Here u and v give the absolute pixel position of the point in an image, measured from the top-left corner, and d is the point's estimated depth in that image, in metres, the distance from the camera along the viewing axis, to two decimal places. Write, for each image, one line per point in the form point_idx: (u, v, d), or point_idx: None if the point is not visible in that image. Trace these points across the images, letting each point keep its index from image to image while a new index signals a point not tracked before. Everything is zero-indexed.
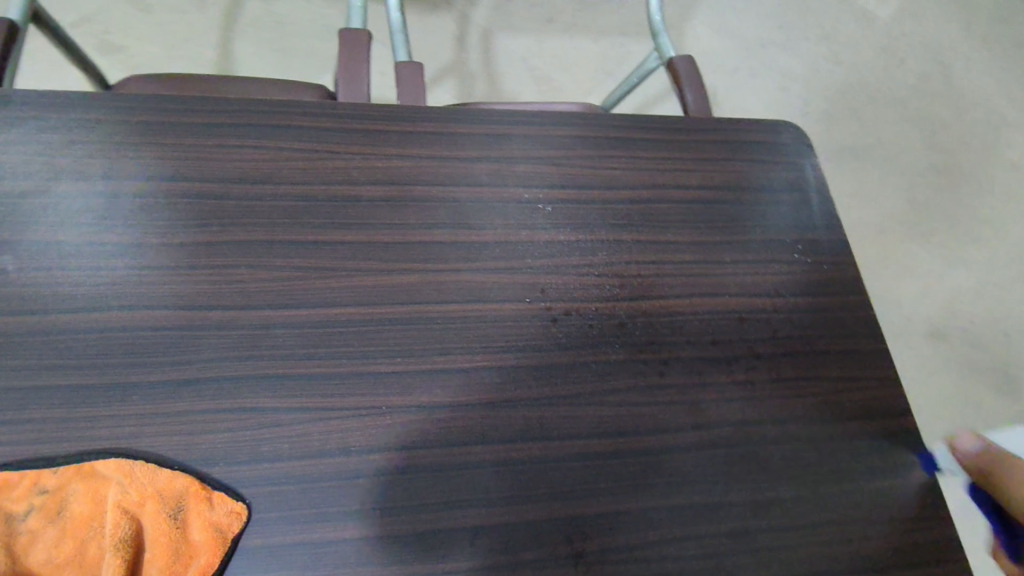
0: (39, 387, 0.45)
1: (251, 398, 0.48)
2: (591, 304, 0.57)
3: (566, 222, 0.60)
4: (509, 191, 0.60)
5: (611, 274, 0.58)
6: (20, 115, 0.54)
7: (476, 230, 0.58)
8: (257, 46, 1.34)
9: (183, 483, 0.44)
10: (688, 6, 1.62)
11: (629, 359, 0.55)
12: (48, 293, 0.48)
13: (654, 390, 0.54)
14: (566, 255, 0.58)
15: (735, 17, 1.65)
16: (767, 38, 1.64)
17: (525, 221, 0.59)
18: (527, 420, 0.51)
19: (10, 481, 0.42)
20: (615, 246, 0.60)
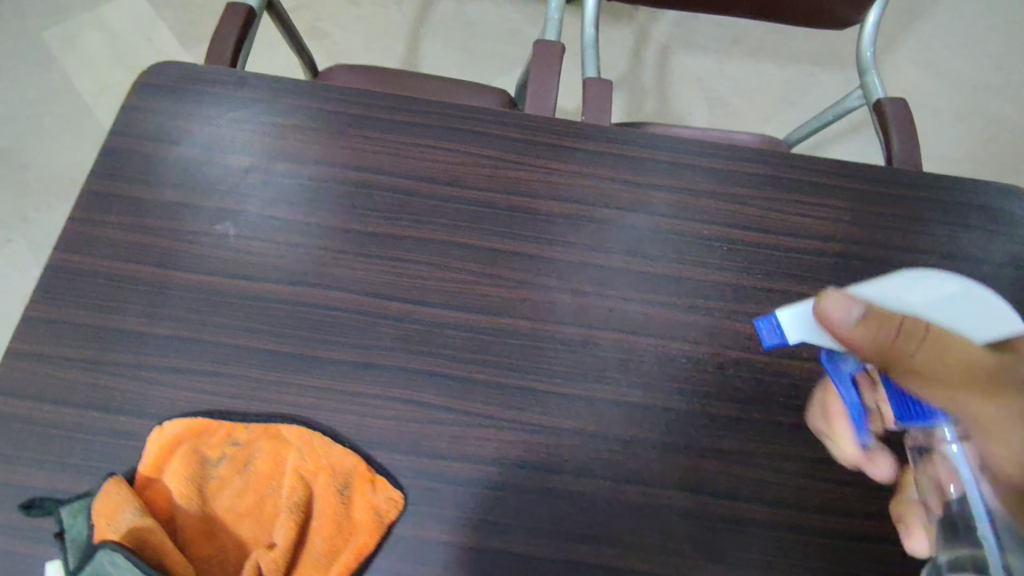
0: (241, 348, 0.50)
1: (418, 394, 0.50)
2: (765, 358, 0.53)
3: (746, 266, 0.57)
4: (686, 223, 0.58)
5: None
6: (255, 99, 0.60)
7: (648, 259, 0.57)
8: (440, 43, 1.42)
9: (353, 462, 0.46)
10: (887, 38, 1.49)
11: (797, 425, 0.50)
12: (258, 263, 0.53)
13: (822, 464, 0.49)
14: (742, 299, 0.55)
15: (942, 54, 1.48)
16: (977, 81, 1.46)
17: (702, 259, 0.57)
18: (675, 467, 0.49)
19: (210, 429, 0.46)
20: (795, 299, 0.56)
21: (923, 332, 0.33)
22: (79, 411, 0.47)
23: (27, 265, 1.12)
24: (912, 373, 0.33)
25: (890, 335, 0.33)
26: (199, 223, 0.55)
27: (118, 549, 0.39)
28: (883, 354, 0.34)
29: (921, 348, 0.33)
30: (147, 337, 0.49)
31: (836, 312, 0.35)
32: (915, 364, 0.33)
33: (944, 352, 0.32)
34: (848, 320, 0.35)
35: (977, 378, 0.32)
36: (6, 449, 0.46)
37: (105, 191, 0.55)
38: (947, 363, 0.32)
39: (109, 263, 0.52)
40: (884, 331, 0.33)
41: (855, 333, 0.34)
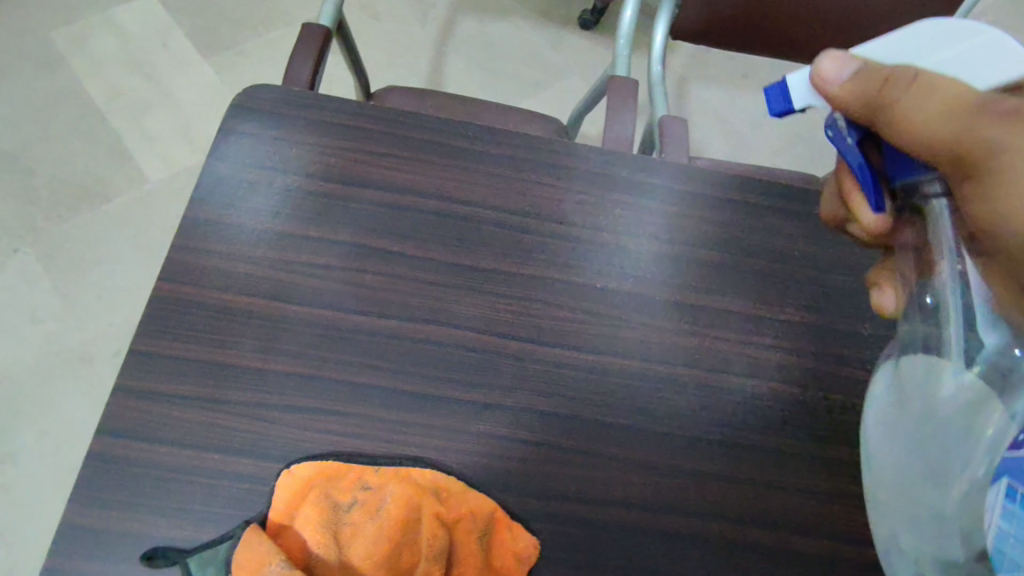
0: (363, 388, 0.48)
1: (545, 436, 0.49)
2: None
3: (858, 311, 0.55)
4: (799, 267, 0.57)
5: None
6: (350, 124, 0.58)
7: (761, 302, 0.55)
8: (464, 64, 1.41)
9: (492, 506, 0.46)
10: None
11: None
12: (372, 297, 0.52)
13: None
14: (857, 346, 0.54)
15: None
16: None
17: (816, 304, 0.55)
18: (797, 511, 0.49)
19: (341, 472, 0.45)
20: None
21: (908, 74, 0.33)
22: (198, 453, 0.45)
23: (36, 277, 1.06)
24: (890, 110, 0.33)
25: (876, 89, 0.34)
26: (306, 253, 0.53)
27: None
28: (867, 102, 0.35)
29: (901, 87, 0.33)
30: (266, 374, 0.48)
31: (828, 70, 0.36)
32: (894, 104, 0.33)
33: (922, 86, 0.32)
34: (838, 79, 0.35)
35: (944, 111, 0.32)
36: (125, 496, 0.44)
37: (204, 217, 0.53)
38: (928, 93, 0.32)
39: (218, 295, 0.50)
40: (866, 84, 0.34)
41: (841, 90, 0.35)
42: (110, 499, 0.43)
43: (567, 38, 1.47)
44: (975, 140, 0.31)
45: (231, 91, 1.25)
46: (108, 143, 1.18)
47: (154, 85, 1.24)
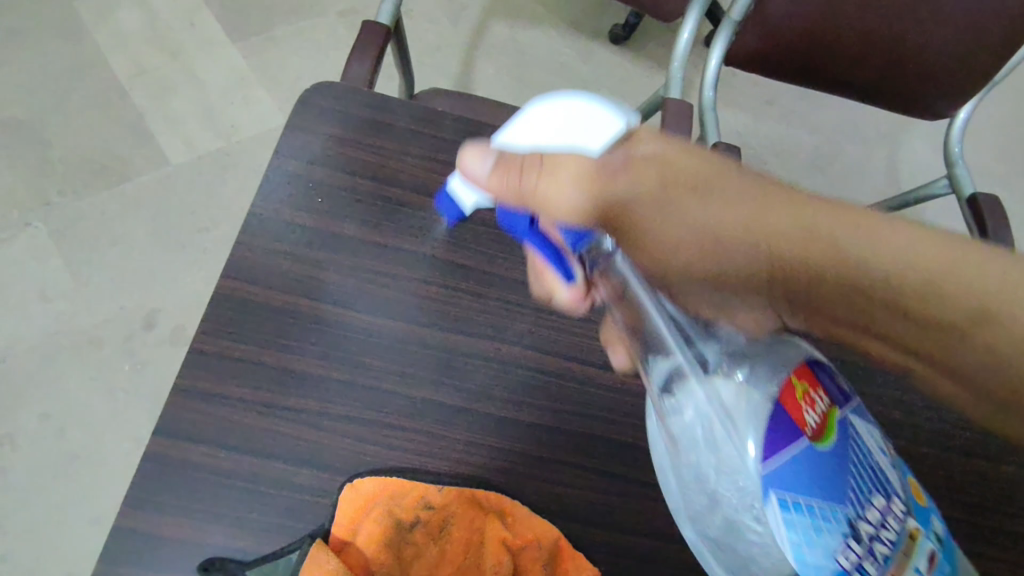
0: (427, 402, 0.47)
1: (607, 464, 0.48)
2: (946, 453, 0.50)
3: None
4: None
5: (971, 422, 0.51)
6: (417, 128, 0.57)
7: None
8: (494, 67, 1.41)
9: (556, 535, 0.44)
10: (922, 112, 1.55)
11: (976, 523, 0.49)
12: (435, 309, 0.51)
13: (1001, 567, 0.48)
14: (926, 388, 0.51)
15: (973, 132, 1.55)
16: (1007, 157, 1.50)
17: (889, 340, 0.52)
18: None
19: (404, 488, 0.43)
20: None
21: (534, 162, 0.37)
22: (259, 460, 0.43)
23: (47, 254, 1.03)
24: (534, 197, 0.37)
25: (519, 180, 0.37)
26: (371, 259, 0.51)
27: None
28: (514, 194, 0.38)
29: (535, 172, 0.37)
30: (330, 382, 0.46)
31: (472, 168, 0.39)
32: (537, 190, 0.37)
33: (551, 166, 0.37)
34: (487, 174, 0.38)
35: (573, 173, 0.37)
36: (180, 500, 0.41)
37: (270, 214, 0.51)
38: (554, 174, 0.37)
39: (283, 297, 0.49)
40: (508, 178, 0.37)
41: (491, 182, 0.38)
42: (166, 501, 0.41)
43: (598, 51, 1.47)
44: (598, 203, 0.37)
45: (258, 77, 1.23)
46: (129, 121, 1.15)
47: (179, 65, 1.22)
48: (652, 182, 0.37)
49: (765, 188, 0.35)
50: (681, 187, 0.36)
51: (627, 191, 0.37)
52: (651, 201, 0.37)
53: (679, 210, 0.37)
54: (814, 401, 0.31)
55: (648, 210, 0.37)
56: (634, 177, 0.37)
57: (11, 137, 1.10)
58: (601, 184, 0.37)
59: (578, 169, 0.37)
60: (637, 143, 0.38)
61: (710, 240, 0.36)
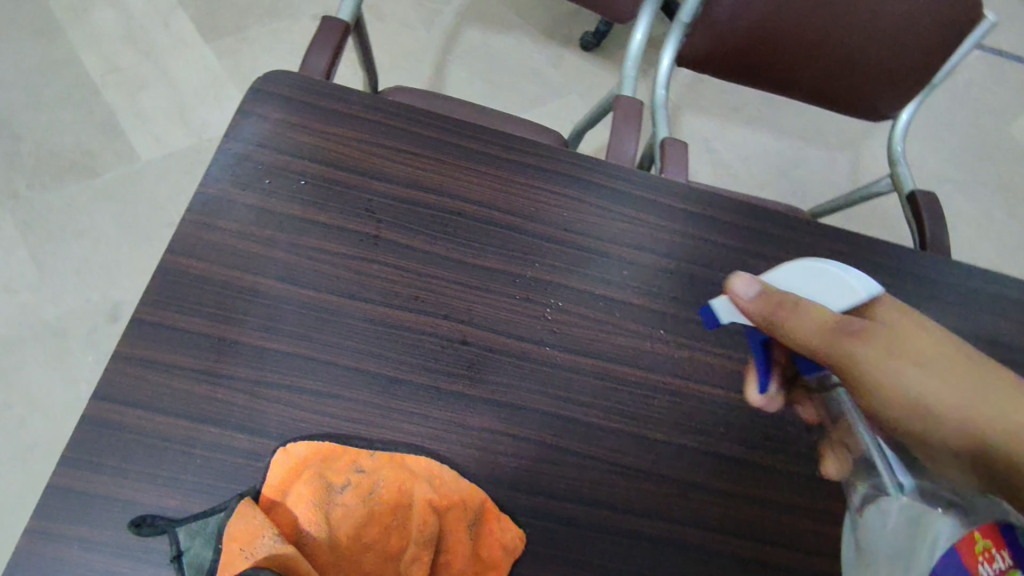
0: (362, 373, 0.49)
1: (538, 433, 0.50)
2: None
3: None
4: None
5: None
6: (365, 115, 0.59)
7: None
8: (466, 71, 1.44)
9: (481, 499, 0.46)
10: None
11: None
12: (373, 285, 0.53)
13: None
14: None
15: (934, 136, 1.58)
16: (961, 164, 1.56)
17: None
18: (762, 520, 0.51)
19: (336, 453, 0.45)
20: None
21: (789, 298, 0.38)
22: (194, 424, 0.44)
23: (13, 246, 1.04)
24: (781, 321, 0.37)
25: (771, 309, 0.38)
26: (314, 238, 0.53)
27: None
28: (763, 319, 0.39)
29: (786, 304, 0.38)
30: (268, 352, 0.48)
31: (737, 288, 0.39)
32: (784, 320, 0.37)
33: (799, 303, 0.37)
34: (750, 298, 0.39)
35: (818, 317, 0.36)
36: (114, 461, 0.42)
37: (217, 193, 0.53)
38: (803, 311, 0.37)
39: (226, 271, 0.50)
40: (767, 303, 0.38)
41: (749, 305, 0.39)
42: (101, 462, 0.42)
43: (568, 57, 1.51)
44: (835, 350, 0.36)
45: (232, 77, 1.25)
46: (100, 117, 1.16)
47: (153, 64, 1.23)
48: (890, 342, 0.36)
49: (988, 375, 0.35)
50: (910, 352, 0.35)
51: (865, 345, 0.35)
52: (881, 358, 0.35)
53: (903, 366, 0.35)
54: (994, 557, 0.28)
55: (876, 364, 0.35)
56: (869, 333, 0.36)
57: None
58: (842, 330, 0.36)
59: (825, 314, 0.36)
60: (890, 310, 0.37)
61: (921, 405, 0.35)
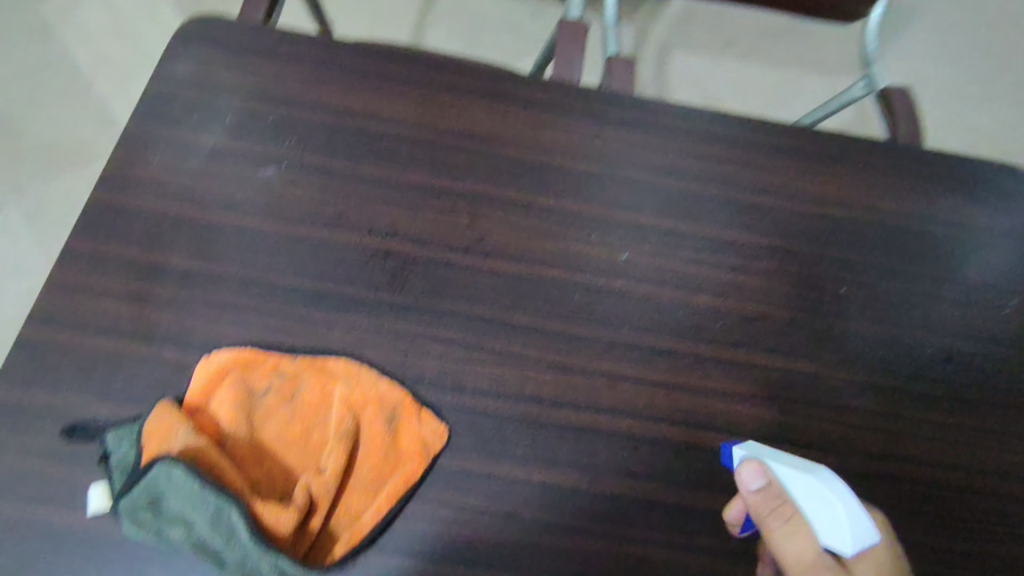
0: (285, 287, 0.50)
1: (463, 335, 0.51)
2: (785, 312, 0.56)
3: (765, 229, 0.59)
4: (725, 190, 0.60)
5: (801, 284, 0.57)
6: (290, 48, 0.60)
7: (679, 217, 0.59)
8: (446, 31, 1.43)
9: (400, 395, 0.47)
10: (891, 31, 1.50)
11: (813, 371, 0.54)
12: (297, 206, 0.54)
13: (832, 401, 0.53)
14: (757, 258, 0.58)
15: (945, 49, 1.49)
16: (974, 77, 1.47)
17: (727, 217, 0.59)
18: (696, 408, 0.51)
19: (258, 359, 0.47)
20: (813, 259, 0.58)
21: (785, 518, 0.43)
22: (124, 341, 0.47)
23: (20, 233, 1.10)
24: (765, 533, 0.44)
25: (768, 518, 0.43)
26: (239, 166, 0.55)
27: (176, 463, 0.39)
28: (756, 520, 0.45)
29: (782, 519, 0.43)
30: (194, 273, 0.50)
31: (745, 477, 0.44)
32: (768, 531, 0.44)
33: (793, 527, 0.43)
34: (752, 490, 0.44)
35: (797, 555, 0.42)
36: (50, 377, 0.45)
37: (145, 131, 0.55)
38: (793, 540, 0.43)
39: (154, 203, 0.52)
40: (763, 507, 0.44)
41: (749, 497, 0.44)
42: (36, 377, 0.45)
43: (549, 8, 1.49)
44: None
45: None
46: (94, 107, 1.21)
47: (141, 53, 1.28)
48: None
49: None
50: None
51: None
52: None
53: None
54: None
55: None
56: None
57: None
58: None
59: (801, 552, 0.42)
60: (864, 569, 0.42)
61: None
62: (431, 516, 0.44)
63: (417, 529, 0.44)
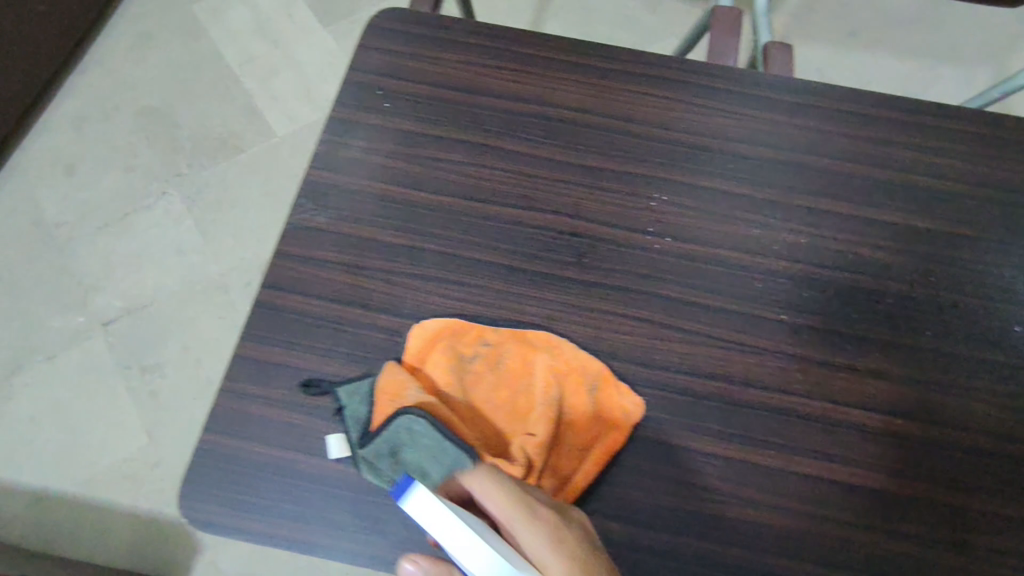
0: (484, 262, 0.54)
1: (650, 313, 0.53)
2: (978, 301, 0.54)
3: (952, 216, 0.57)
4: (905, 177, 0.59)
5: (991, 274, 0.55)
6: (471, 38, 0.64)
7: (859, 205, 0.58)
8: (563, 24, 1.45)
9: (599, 368, 0.49)
10: None
11: (1009, 363, 0.52)
12: (489, 187, 0.57)
13: None
14: (943, 246, 0.56)
15: None
16: None
17: (909, 205, 0.58)
18: (886, 395, 0.51)
19: (464, 328, 0.50)
20: (1004, 249, 0.56)
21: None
22: (344, 307, 0.51)
23: (181, 217, 1.20)
24: None
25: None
26: (433, 148, 0.58)
27: (419, 416, 0.44)
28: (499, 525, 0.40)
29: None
30: (399, 248, 0.54)
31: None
32: None
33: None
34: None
35: None
36: (284, 336, 0.50)
37: (346, 117, 0.59)
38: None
39: (361, 181, 0.56)
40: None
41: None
42: (272, 336, 0.50)
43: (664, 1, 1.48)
44: None
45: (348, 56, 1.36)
46: (241, 102, 1.31)
47: (280, 50, 1.37)
48: None
49: None
50: None
51: None
52: None
53: None
54: None
55: None
56: None
57: (148, 123, 1.29)
58: None
59: None
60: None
61: None
62: (635, 483, 0.47)
63: (623, 494, 0.47)
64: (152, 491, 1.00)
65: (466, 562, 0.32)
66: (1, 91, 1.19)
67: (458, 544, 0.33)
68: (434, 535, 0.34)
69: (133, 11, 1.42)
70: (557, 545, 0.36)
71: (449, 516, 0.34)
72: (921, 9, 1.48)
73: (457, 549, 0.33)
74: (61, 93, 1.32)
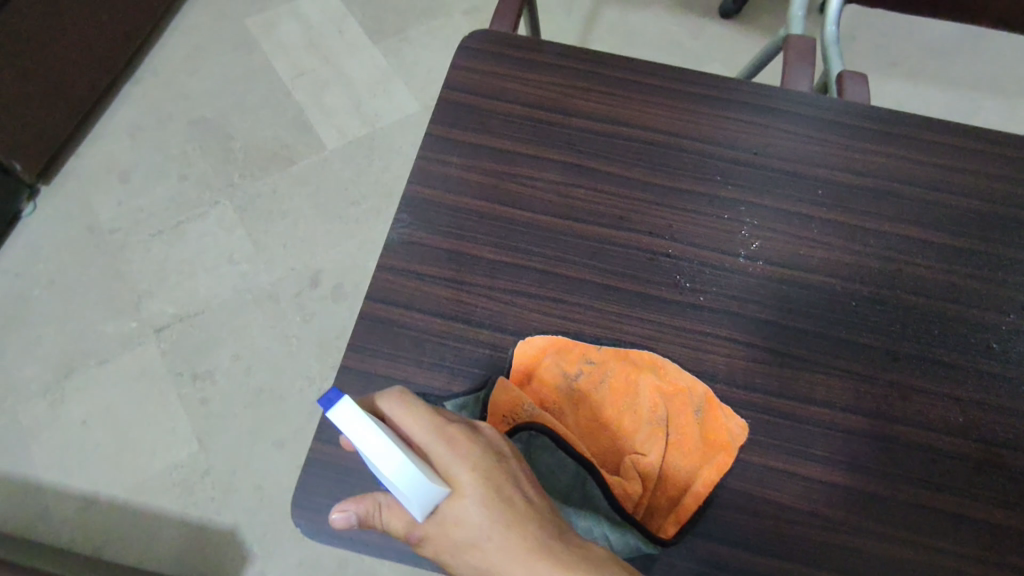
0: (582, 281, 0.54)
1: (747, 337, 0.53)
2: None
3: None
4: (997, 209, 0.58)
5: None
6: (560, 60, 0.65)
7: (965, 235, 0.57)
8: (607, 48, 1.48)
9: (703, 389, 0.50)
10: None
11: None
12: (584, 207, 0.58)
13: None
14: None
15: None
16: None
17: (1002, 238, 0.57)
18: (989, 426, 0.50)
19: (568, 346, 0.51)
20: None
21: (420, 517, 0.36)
22: (448, 322, 0.52)
23: (233, 226, 1.21)
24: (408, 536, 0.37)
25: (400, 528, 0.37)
26: (528, 168, 0.59)
27: (540, 431, 0.47)
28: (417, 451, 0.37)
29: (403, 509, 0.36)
30: (498, 265, 0.55)
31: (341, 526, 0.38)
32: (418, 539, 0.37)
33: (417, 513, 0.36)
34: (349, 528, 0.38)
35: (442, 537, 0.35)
36: (389, 348, 0.51)
37: (441, 135, 0.61)
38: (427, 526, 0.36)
39: (458, 199, 0.57)
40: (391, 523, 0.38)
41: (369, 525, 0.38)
42: (378, 348, 0.51)
43: (708, 26, 1.50)
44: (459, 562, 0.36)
45: (397, 73, 1.38)
46: (292, 115, 1.33)
47: (331, 66, 1.39)
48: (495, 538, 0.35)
49: None
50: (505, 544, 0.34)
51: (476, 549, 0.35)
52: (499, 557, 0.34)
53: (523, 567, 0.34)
54: None
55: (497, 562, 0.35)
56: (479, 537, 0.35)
57: (201, 132, 1.31)
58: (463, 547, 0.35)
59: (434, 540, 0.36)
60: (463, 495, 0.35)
61: None
62: (740, 505, 0.48)
63: (730, 516, 0.47)
64: (202, 499, 1.01)
65: (386, 469, 0.33)
66: (63, 99, 1.22)
67: (382, 453, 0.33)
68: (357, 444, 0.32)
69: (186, 22, 1.44)
70: (465, 458, 0.36)
71: (375, 428, 0.32)
72: (964, 40, 1.50)
73: (378, 457, 0.32)
74: (116, 100, 1.34)
